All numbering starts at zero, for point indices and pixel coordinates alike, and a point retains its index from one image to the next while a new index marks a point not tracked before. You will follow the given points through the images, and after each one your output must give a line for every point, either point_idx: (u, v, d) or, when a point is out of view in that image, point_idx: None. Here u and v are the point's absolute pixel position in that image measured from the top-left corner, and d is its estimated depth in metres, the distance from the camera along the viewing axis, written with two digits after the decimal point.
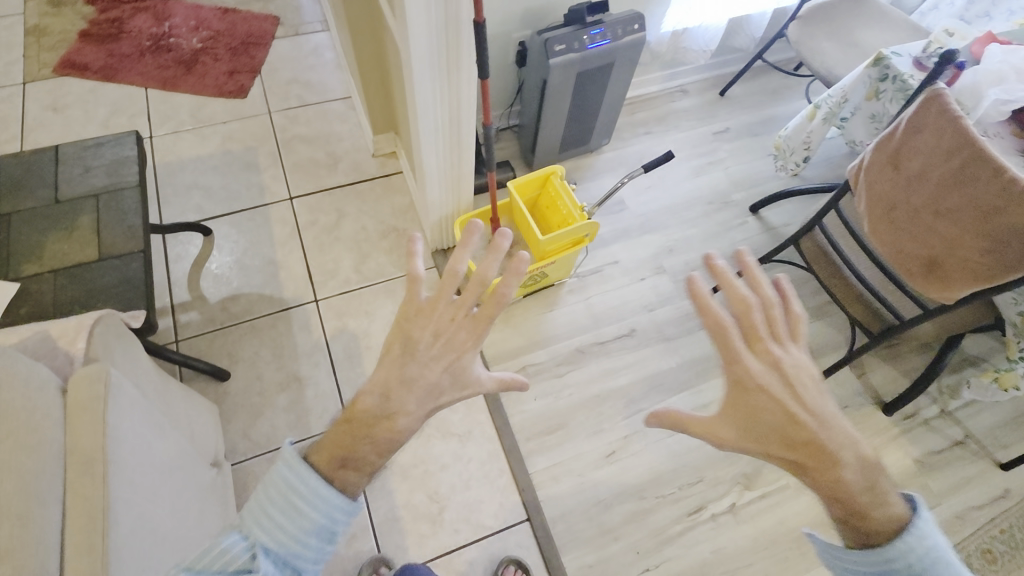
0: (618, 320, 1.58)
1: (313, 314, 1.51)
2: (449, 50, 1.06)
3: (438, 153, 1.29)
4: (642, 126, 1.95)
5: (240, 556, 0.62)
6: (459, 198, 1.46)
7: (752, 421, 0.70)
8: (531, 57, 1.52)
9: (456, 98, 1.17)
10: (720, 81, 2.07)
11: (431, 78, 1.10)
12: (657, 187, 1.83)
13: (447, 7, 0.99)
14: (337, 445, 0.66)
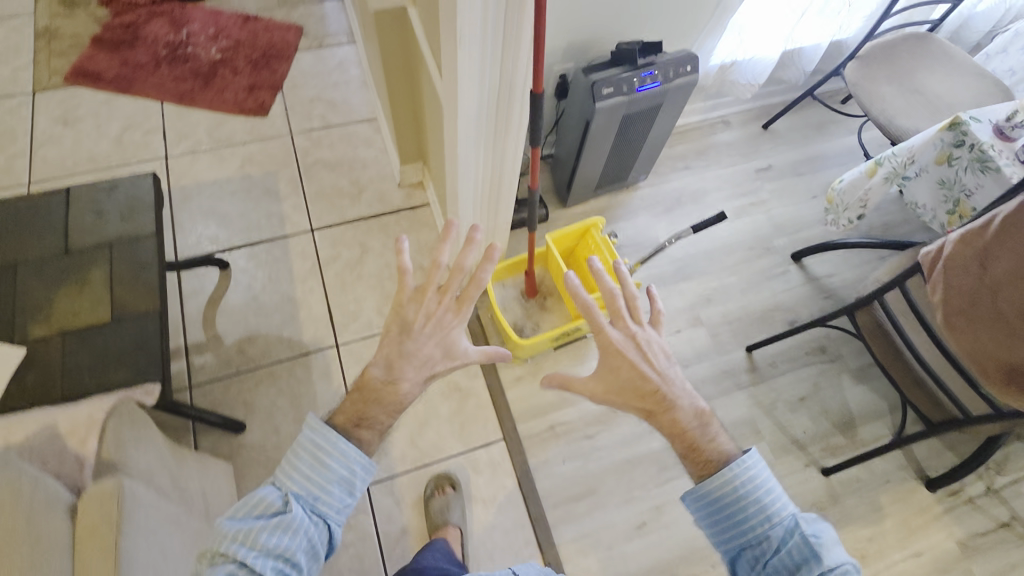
0: None
1: (333, 360, 1.43)
2: (500, 112, 0.97)
3: (475, 210, 1.21)
4: (681, 160, 1.85)
5: (273, 503, 0.63)
6: (491, 247, 1.36)
7: (615, 382, 0.76)
8: (573, 95, 1.42)
9: (501, 159, 1.08)
10: (764, 112, 1.95)
11: (477, 138, 1.01)
12: (695, 229, 1.73)
13: (502, 70, 0.90)
14: (350, 410, 0.70)
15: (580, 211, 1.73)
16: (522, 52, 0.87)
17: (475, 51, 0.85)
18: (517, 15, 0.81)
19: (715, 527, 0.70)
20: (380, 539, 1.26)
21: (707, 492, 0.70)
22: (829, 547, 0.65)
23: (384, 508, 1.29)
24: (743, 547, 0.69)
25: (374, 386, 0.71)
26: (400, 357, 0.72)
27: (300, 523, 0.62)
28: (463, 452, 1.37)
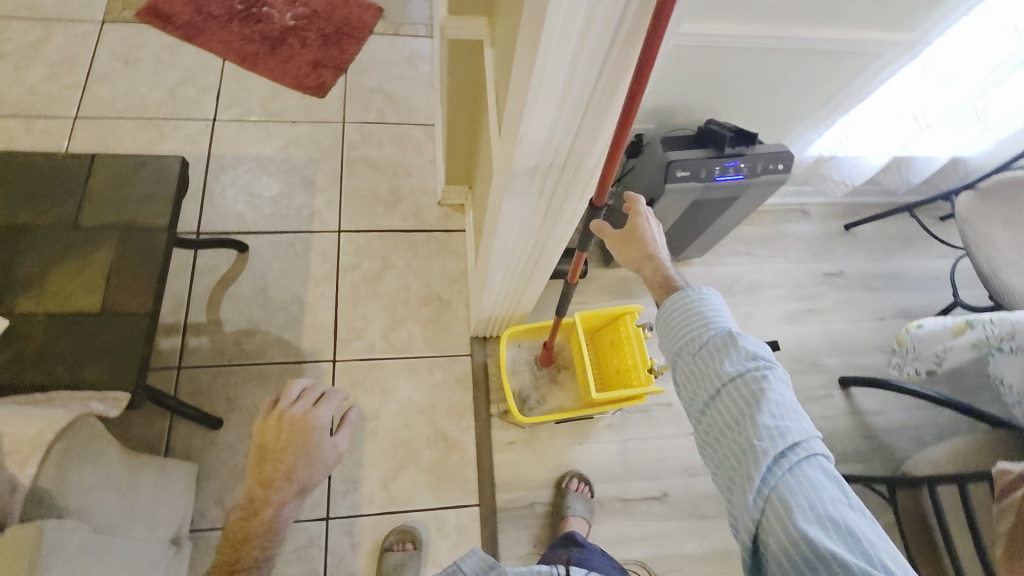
0: (650, 477, 1.39)
1: (325, 375, 1.36)
2: (554, 199, 0.86)
3: (505, 275, 1.10)
4: (743, 243, 1.70)
5: None
6: (515, 307, 1.25)
7: (624, 245, 0.85)
8: (645, 163, 1.28)
9: (545, 238, 0.97)
10: (849, 210, 1.78)
11: (522, 216, 0.90)
12: (740, 324, 1.59)
13: (567, 163, 0.78)
14: (225, 558, 0.88)
15: (621, 273, 1.60)
16: (595, 152, 0.75)
17: (541, 139, 0.73)
18: (599, 115, 0.69)
19: (665, 339, 0.71)
20: None
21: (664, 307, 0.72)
22: (753, 355, 0.63)
23: (338, 548, 1.22)
24: (682, 347, 0.68)
25: (235, 537, 0.89)
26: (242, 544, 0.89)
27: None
28: (433, 508, 1.29)
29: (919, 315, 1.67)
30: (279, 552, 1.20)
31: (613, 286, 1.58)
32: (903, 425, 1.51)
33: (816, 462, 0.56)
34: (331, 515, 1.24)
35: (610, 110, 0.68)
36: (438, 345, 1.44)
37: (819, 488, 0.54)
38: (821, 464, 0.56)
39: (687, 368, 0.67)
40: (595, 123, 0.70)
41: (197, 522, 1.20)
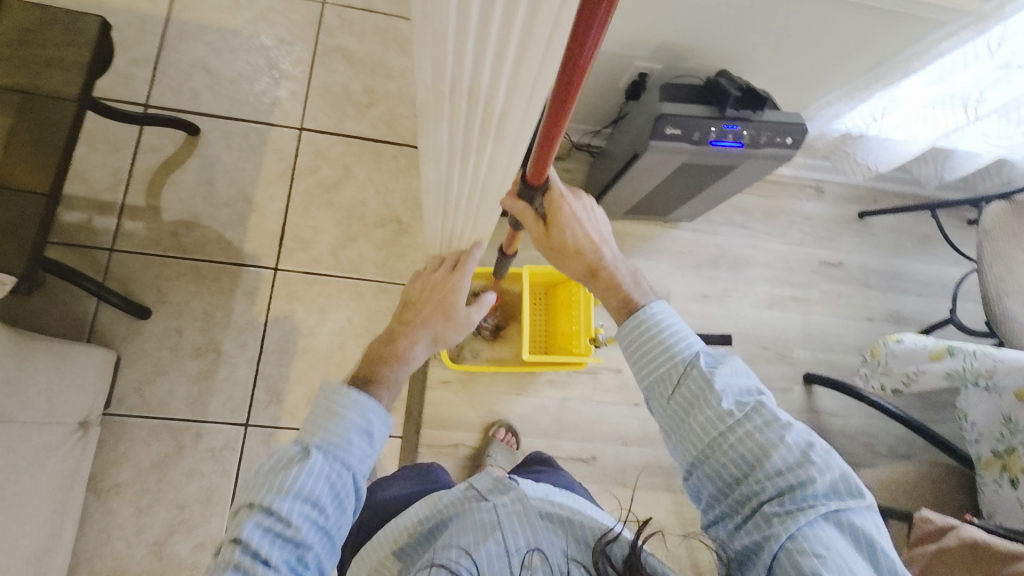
0: (582, 439, 1.35)
1: (264, 282, 1.30)
2: (477, 147, 0.68)
3: (445, 210, 0.92)
4: (741, 214, 1.54)
5: (294, 456, 0.61)
6: (466, 242, 1.09)
7: (564, 258, 0.86)
8: (638, 110, 1.12)
9: (485, 176, 0.77)
10: (869, 196, 1.60)
11: (442, 157, 0.73)
12: (716, 301, 1.48)
13: (481, 109, 0.60)
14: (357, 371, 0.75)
15: None
16: (514, 97, 0.57)
17: (441, 71, 0.55)
18: (512, 53, 0.51)
19: (641, 378, 0.66)
20: (235, 483, 1.20)
21: (628, 331, 0.68)
22: (737, 390, 0.61)
23: (253, 456, 1.22)
24: (671, 400, 0.63)
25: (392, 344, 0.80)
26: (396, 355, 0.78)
27: (324, 467, 0.60)
28: None
29: (911, 322, 1.55)
30: (193, 450, 1.20)
31: None
32: (857, 432, 1.45)
33: (835, 503, 0.54)
34: (250, 423, 1.23)
35: (527, 50, 0.50)
36: (388, 270, 1.35)
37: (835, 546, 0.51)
38: (847, 504, 0.55)
39: (669, 413, 0.63)
40: (508, 63, 0.52)
41: (115, 407, 1.20)
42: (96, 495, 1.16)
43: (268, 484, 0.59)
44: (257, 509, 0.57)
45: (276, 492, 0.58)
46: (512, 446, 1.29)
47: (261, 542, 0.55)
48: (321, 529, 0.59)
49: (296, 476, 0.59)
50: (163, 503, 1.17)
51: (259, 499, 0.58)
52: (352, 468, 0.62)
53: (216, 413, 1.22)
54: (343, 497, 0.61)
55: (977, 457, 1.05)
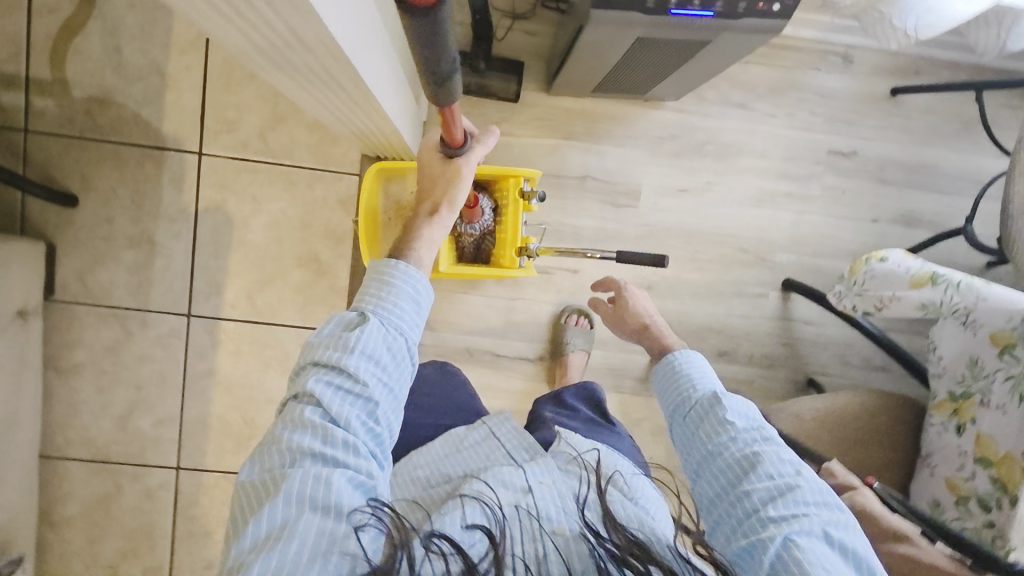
0: (531, 338, 1.32)
1: (190, 169, 1.21)
2: (301, 61, 0.61)
3: (312, 91, 0.75)
4: (741, 90, 1.30)
5: (353, 318, 0.63)
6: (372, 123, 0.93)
7: (619, 320, 1.06)
8: None
9: (311, 58, 0.60)
10: (907, 69, 1.32)
11: (278, 65, 0.64)
12: (694, 195, 1.31)
13: (276, 30, 0.52)
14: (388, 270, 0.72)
15: (567, 104, 1.28)
16: (292, 17, 0.49)
17: None
18: None
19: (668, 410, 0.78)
20: (184, 370, 1.25)
21: (659, 370, 0.83)
22: (743, 415, 0.70)
23: (199, 344, 1.25)
24: (692, 413, 0.73)
25: (422, 207, 0.77)
26: (427, 208, 0.76)
27: (380, 325, 0.62)
28: (298, 327, 1.26)
29: (925, 224, 1.35)
30: (141, 337, 1.24)
31: (552, 120, 1.28)
32: (831, 342, 1.36)
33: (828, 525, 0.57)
34: (192, 314, 1.24)
35: None
36: (324, 156, 1.23)
37: (818, 556, 0.53)
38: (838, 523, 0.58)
39: (687, 425, 0.73)
40: None
41: (61, 295, 1.22)
42: (57, 375, 1.23)
43: (331, 346, 0.60)
44: (326, 368, 0.60)
45: (332, 345, 0.60)
46: (585, 327, 1.29)
47: (335, 392, 0.58)
48: (383, 384, 0.61)
49: (357, 337, 0.61)
50: (120, 384, 1.24)
51: (322, 356, 0.60)
52: (405, 332, 0.64)
53: (158, 304, 1.23)
54: (401, 358, 0.63)
55: (932, 396, 0.96)
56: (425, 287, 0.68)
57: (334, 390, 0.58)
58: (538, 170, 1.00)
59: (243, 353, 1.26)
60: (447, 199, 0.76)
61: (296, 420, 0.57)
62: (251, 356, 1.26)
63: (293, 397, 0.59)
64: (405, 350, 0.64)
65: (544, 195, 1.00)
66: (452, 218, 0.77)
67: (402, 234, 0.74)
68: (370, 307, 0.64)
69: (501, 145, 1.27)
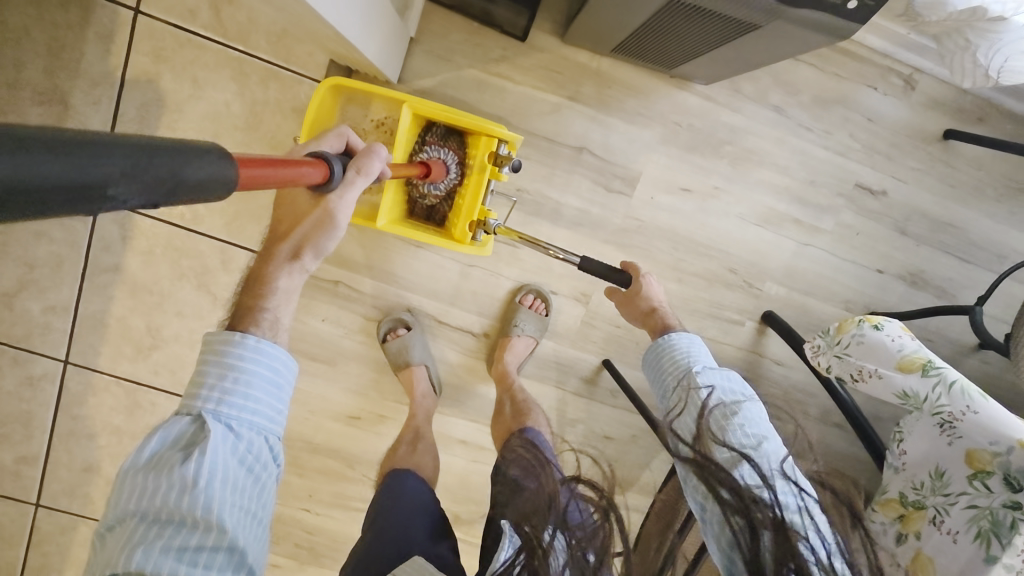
0: (480, 311, 1.19)
1: (123, 28, 1.01)
2: None
3: None
4: (782, 92, 1.12)
5: (189, 436, 0.55)
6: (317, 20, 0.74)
7: (629, 304, 1.00)
8: None
9: None
10: (969, 113, 1.15)
11: None
12: (696, 198, 1.16)
13: None
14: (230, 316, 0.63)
15: (581, 59, 1.09)
16: None
17: None
18: None
19: (660, 391, 0.88)
20: (86, 259, 1.10)
21: (652, 352, 0.91)
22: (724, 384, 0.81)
23: (107, 234, 1.10)
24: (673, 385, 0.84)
25: (275, 249, 0.65)
26: (282, 254, 0.65)
27: (225, 437, 0.55)
28: (224, 241, 1.12)
29: (932, 288, 1.23)
30: None
31: (560, 74, 1.09)
32: (795, 387, 1.26)
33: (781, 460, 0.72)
34: None
35: None
36: (285, 52, 1.04)
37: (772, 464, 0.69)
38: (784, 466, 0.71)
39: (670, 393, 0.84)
40: None
41: None
42: None
43: (156, 481, 0.51)
44: (154, 517, 0.50)
45: (168, 476, 0.51)
46: (542, 313, 1.17)
47: (168, 541, 0.49)
48: (240, 504, 0.54)
49: (197, 461, 0.52)
50: (10, 258, 1.09)
51: (153, 502, 0.50)
52: (254, 436, 0.57)
53: None
54: (254, 466, 0.56)
55: (881, 488, 0.91)
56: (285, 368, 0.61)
57: (171, 537, 0.49)
58: (520, 135, 0.91)
59: (157, 256, 1.11)
60: (309, 247, 0.64)
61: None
62: (166, 261, 1.12)
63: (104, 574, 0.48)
64: (257, 459, 0.57)
65: (521, 163, 0.91)
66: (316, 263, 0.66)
67: (247, 286, 0.64)
68: (214, 418, 0.55)
69: (495, 89, 1.09)
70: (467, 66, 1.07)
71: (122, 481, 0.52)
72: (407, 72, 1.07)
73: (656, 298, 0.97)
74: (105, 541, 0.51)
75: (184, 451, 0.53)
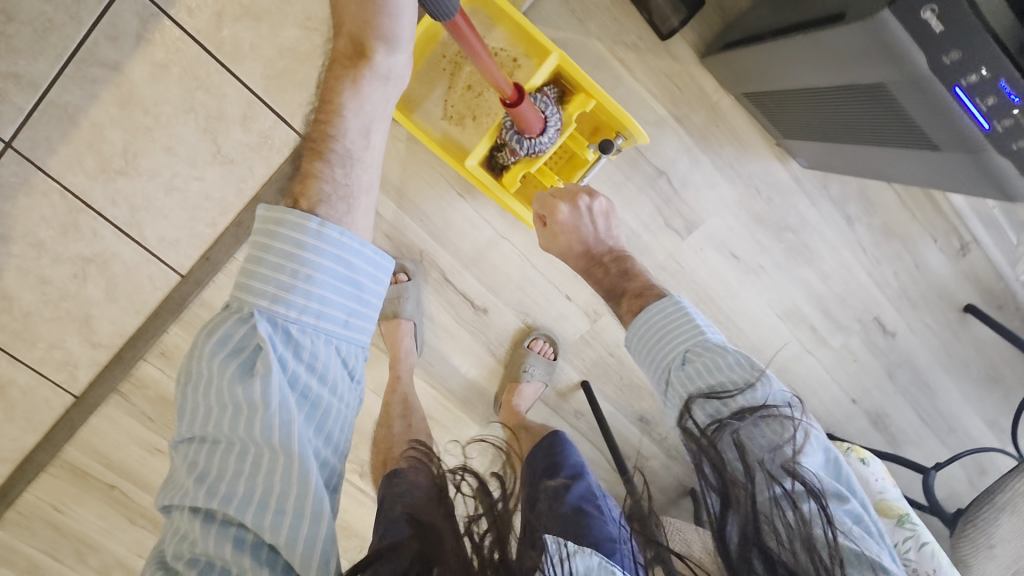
0: (489, 285, 1.11)
1: None
2: None
3: None
4: (861, 205, 1.13)
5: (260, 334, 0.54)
6: None
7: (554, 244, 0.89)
8: None
9: None
10: (997, 298, 1.21)
11: None
12: (738, 267, 1.14)
13: None
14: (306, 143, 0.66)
15: (706, 86, 1.03)
16: None
17: None
18: None
19: (657, 359, 0.73)
20: (82, 40, 0.89)
21: (650, 316, 0.75)
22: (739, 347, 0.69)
23: (119, 24, 0.89)
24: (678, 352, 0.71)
25: (342, 53, 0.70)
26: (350, 58, 0.69)
27: (285, 336, 0.55)
28: (255, 95, 0.95)
29: (888, 435, 1.29)
30: None
31: (679, 90, 1.02)
32: None
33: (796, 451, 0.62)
34: None
35: None
36: None
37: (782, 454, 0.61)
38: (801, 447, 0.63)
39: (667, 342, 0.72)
40: None
41: None
42: None
43: (217, 395, 0.52)
44: (219, 421, 0.52)
45: (218, 393, 0.53)
46: (549, 358, 1.13)
47: (238, 469, 0.50)
48: (312, 394, 0.55)
49: (263, 357, 0.53)
50: None
51: (234, 392, 0.52)
52: (318, 331, 0.57)
53: None
54: (326, 368, 0.57)
55: None
56: (367, 265, 0.60)
57: (238, 465, 0.50)
58: (645, 133, 0.84)
59: (170, 75, 0.93)
60: (376, 37, 0.68)
61: (188, 528, 0.49)
62: (177, 85, 0.93)
63: (185, 501, 0.49)
64: (326, 351, 0.57)
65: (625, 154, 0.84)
66: (390, 60, 0.70)
67: (324, 103, 0.69)
68: (269, 327, 0.55)
69: (612, 74, 1.00)
70: (596, 38, 0.98)
71: (182, 391, 0.55)
72: (534, 13, 0.96)
73: (587, 241, 0.88)
74: (181, 449, 0.54)
75: (240, 359, 0.54)
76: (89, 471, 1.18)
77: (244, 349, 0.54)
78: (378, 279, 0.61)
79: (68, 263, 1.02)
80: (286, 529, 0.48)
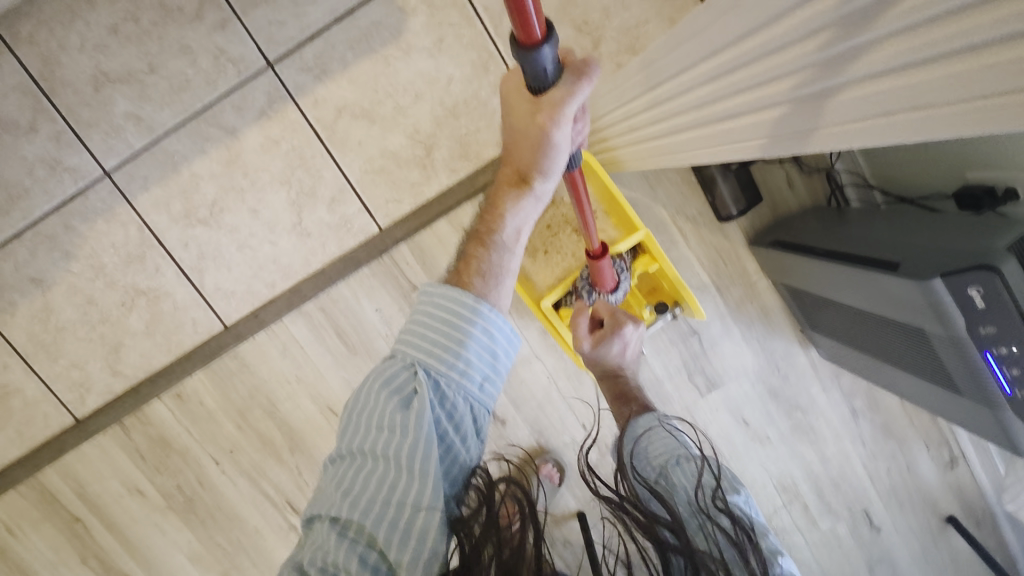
0: (514, 398, 1.15)
1: None
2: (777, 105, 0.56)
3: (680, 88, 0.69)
4: (866, 401, 1.21)
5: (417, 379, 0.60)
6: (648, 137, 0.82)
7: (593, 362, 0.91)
8: (949, 239, 0.74)
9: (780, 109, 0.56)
10: (978, 515, 1.26)
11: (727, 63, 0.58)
12: (746, 432, 1.20)
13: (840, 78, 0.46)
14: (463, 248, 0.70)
15: (748, 266, 1.13)
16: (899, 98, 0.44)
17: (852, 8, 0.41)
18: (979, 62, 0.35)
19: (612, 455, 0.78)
20: (212, 103, 0.98)
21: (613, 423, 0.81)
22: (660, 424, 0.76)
23: (249, 97, 0.98)
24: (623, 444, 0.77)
25: (506, 176, 0.70)
26: (514, 181, 0.69)
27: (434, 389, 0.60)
28: (350, 184, 1.03)
29: None
30: (206, 33, 0.96)
31: (725, 264, 1.13)
32: None
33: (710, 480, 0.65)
34: (275, 68, 0.98)
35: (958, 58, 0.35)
36: None
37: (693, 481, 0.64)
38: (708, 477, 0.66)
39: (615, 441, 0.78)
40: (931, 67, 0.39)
41: None
42: None
43: (376, 425, 0.59)
44: (374, 447, 0.58)
45: (377, 421, 0.59)
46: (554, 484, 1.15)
47: (377, 490, 0.56)
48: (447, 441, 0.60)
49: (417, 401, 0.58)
50: (139, 48, 0.96)
51: (390, 425, 0.58)
52: (463, 389, 0.60)
53: (254, 23, 0.96)
54: (463, 420, 0.61)
55: None
56: (505, 338, 0.63)
57: (378, 487, 0.56)
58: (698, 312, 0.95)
59: (278, 150, 1.01)
60: (536, 170, 0.67)
61: (325, 539, 0.55)
62: (282, 159, 1.01)
63: (331, 511, 0.56)
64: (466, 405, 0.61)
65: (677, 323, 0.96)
66: (545, 185, 0.69)
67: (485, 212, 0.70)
68: (426, 376, 0.60)
69: (669, 237, 1.11)
70: (662, 205, 1.10)
71: (349, 414, 0.62)
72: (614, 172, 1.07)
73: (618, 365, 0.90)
74: (337, 465, 0.61)
75: (399, 399, 0.60)
76: (58, 498, 1.12)
77: (403, 389, 0.60)
78: (511, 352, 0.64)
79: (120, 290, 1.04)
80: (409, 550, 0.54)
